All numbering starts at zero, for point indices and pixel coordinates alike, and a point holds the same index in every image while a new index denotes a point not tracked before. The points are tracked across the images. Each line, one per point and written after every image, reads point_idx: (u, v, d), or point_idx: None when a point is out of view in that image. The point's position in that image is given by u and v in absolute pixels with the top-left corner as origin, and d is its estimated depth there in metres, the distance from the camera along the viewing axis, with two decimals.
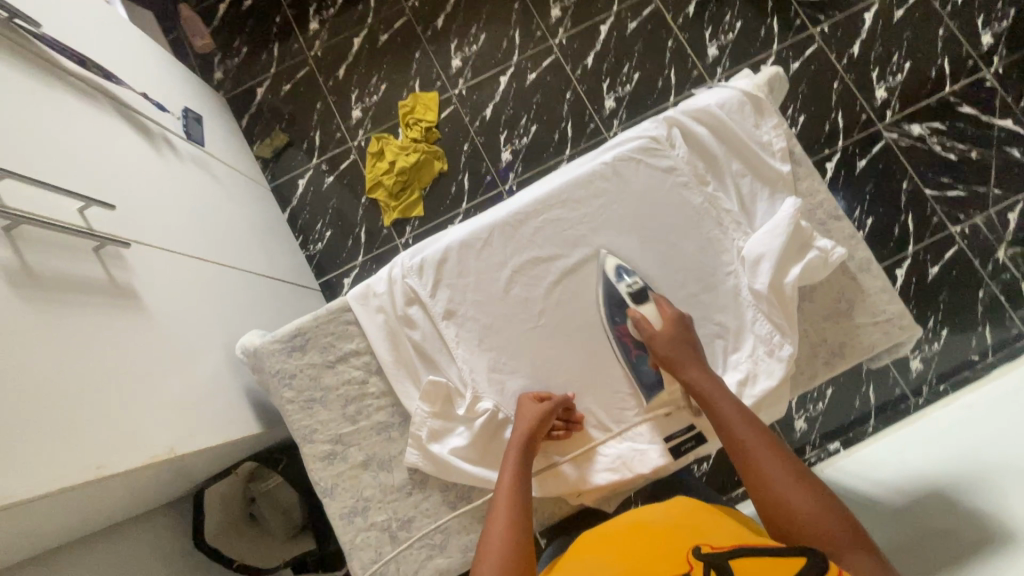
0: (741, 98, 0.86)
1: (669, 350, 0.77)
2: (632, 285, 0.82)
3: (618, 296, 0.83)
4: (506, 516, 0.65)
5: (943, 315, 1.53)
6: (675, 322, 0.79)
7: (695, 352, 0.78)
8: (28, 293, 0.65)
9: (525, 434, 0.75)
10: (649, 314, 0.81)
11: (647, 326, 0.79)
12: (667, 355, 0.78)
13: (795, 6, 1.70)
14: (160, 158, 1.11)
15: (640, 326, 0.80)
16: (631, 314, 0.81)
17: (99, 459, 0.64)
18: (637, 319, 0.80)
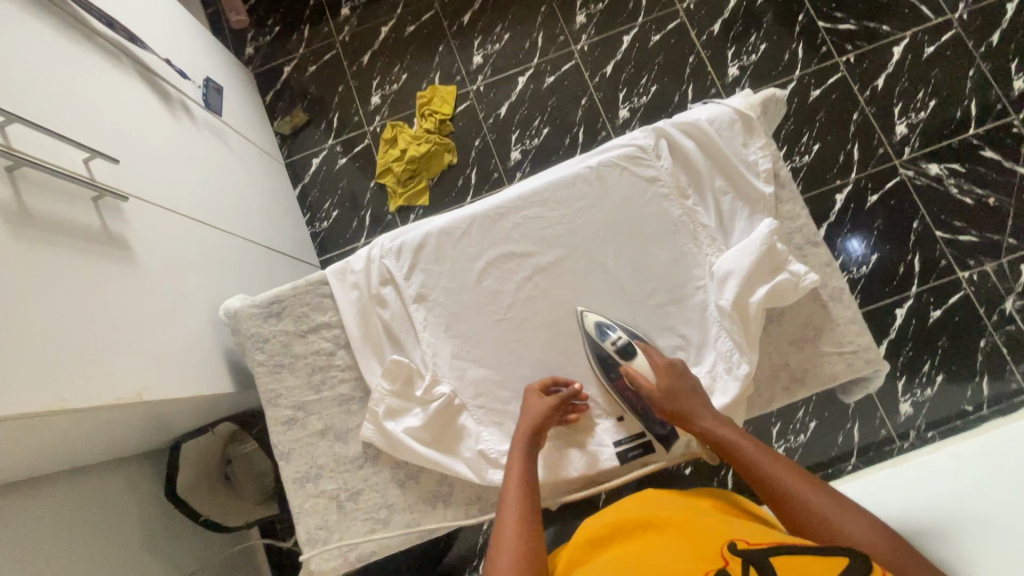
0: (733, 116, 0.86)
1: (669, 402, 0.76)
2: (618, 340, 0.81)
3: (607, 351, 0.81)
4: (514, 526, 0.66)
5: (940, 361, 1.49)
6: (672, 372, 0.78)
7: (695, 394, 0.77)
8: (19, 230, 0.69)
9: (529, 430, 0.77)
10: (642, 368, 0.79)
11: (646, 384, 0.78)
12: (669, 407, 0.77)
13: (823, 33, 1.68)
14: (176, 122, 1.16)
15: (637, 383, 0.79)
16: (625, 370, 0.80)
17: (63, 394, 0.67)
18: (635, 377, 0.79)
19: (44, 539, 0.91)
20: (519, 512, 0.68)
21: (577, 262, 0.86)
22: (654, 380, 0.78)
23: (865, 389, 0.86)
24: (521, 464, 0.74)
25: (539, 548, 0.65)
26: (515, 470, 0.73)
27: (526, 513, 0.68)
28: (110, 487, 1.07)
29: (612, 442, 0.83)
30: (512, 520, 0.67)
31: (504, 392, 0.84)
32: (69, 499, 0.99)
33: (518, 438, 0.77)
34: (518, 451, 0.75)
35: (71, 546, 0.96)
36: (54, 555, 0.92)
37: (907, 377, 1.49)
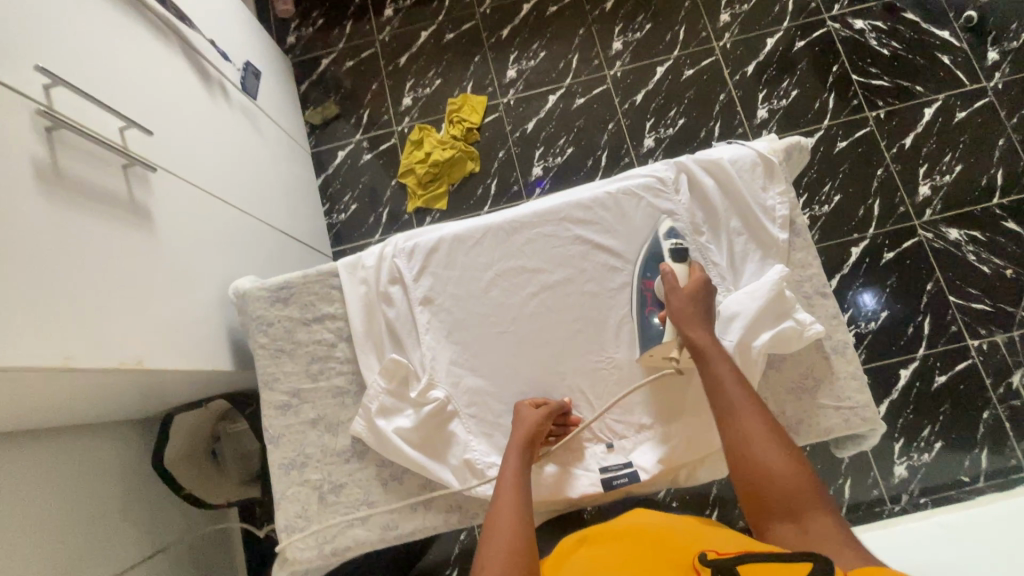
0: (755, 159, 0.87)
1: (683, 304, 0.77)
2: (675, 244, 0.82)
3: (659, 251, 0.84)
4: (509, 529, 0.65)
5: (940, 427, 1.46)
6: (703, 286, 0.78)
7: (705, 316, 0.76)
8: (49, 188, 0.72)
9: (523, 438, 0.76)
10: (677, 271, 0.80)
11: (672, 279, 0.79)
12: (679, 307, 0.77)
13: (855, 86, 1.69)
14: (212, 101, 1.19)
15: (665, 280, 0.80)
16: (663, 267, 0.81)
17: (67, 353, 0.69)
18: (666, 271, 0.80)
19: (22, 495, 0.92)
20: (508, 517, 0.66)
21: (584, 285, 0.86)
22: (681, 283, 0.79)
23: (860, 447, 0.85)
24: (514, 468, 0.73)
25: (527, 545, 0.64)
26: (508, 472, 0.73)
27: (519, 516, 0.67)
28: (99, 450, 1.09)
29: (599, 468, 0.82)
30: (506, 523, 0.66)
31: (498, 404, 0.84)
32: (53, 457, 0.99)
33: (512, 443, 0.76)
34: (512, 459, 0.74)
35: (48, 505, 0.96)
36: (31, 511, 0.93)
37: (905, 439, 1.47)
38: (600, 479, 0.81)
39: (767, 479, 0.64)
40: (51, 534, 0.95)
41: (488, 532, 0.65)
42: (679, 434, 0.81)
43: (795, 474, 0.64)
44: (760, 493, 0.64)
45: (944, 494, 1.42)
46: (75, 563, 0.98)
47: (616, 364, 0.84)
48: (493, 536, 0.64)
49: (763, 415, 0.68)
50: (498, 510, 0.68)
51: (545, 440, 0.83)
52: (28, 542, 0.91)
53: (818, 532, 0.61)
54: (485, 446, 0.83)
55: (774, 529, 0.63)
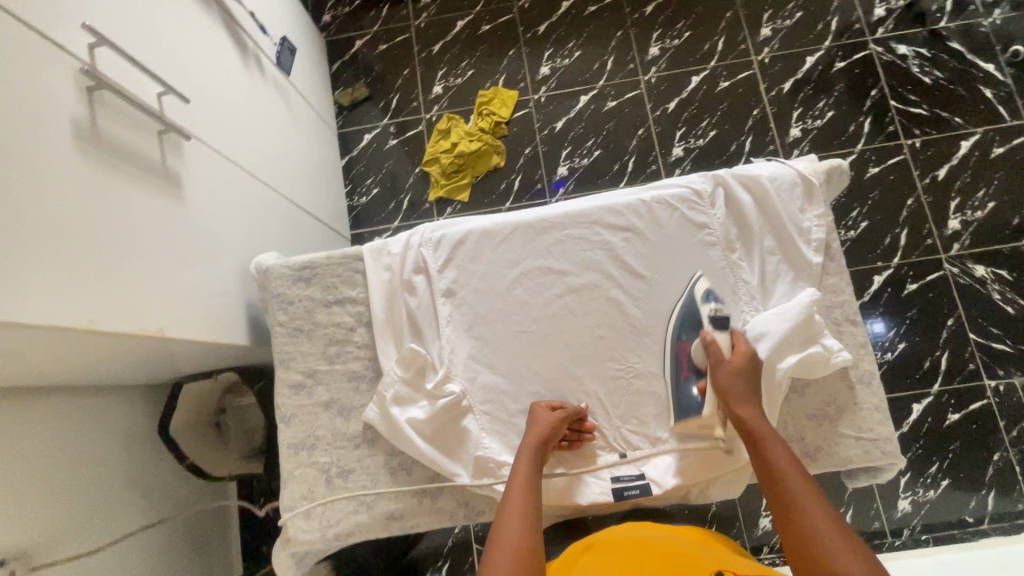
0: (794, 179, 0.86)
1: (731, 380, 0.76)
2: (713, 310, 0.82)
3: (697, 315, 0.83)
4: (518, 531, 0.64)
5: (949, 465, 1.44)
6: (749, 360, 0.77)
7: (753, 390, 0.75)
8: (88, 147, 0.72)
9: (537, 439, 0.75)
10: (723, 341, 0.79)
11: (717, 351, 0.78)
12: (727, 382, 0.76)
13: (892, 112, 1.67)
14: (248, 73, 1.18)
15: (710, 349, 0.78)
16: (705, 336, 0.79)
17: (92, 314, 0.69)
18: (709, 340, 0.79)
19: (26, 451, 0.92)
20: (522, 515, 0.66)
21: (609, 291, 0.85)
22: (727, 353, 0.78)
23: (874, 479, 0.84)
24: (528, 468, 0.73)
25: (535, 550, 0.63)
26: (521, 472, 0.72)
27: (530, 520, 0.66)
28: (109, 413, 1.09)
29: (610, 478, 0.81)
30: (515, 525, 0.65)
31: (513, 403, 0.84)
32: (65, 415, 1.00)
33: (525, 443, 0.76)
34: (526, 458, 0.74)
35: (55, 462, 0.97)
36: (37, 467, 0.93)
37: (911, 473, 1.45)
38: (610, 488, 0.80)
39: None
40: (55, 490, 0.96)
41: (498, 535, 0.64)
42: (694, 452, 0.80)
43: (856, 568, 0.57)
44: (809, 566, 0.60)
45: (947, 533, 1.40)
46: (76, 521, 0.99)
47: (635, 373, 0.83)
48: (501, 539, 0.64)
49: (830, 512, 0.63)
50: (508, 512, 0.67)
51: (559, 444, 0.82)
52: (28, 498, 0.91)
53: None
54: (496, 443, 0.82)
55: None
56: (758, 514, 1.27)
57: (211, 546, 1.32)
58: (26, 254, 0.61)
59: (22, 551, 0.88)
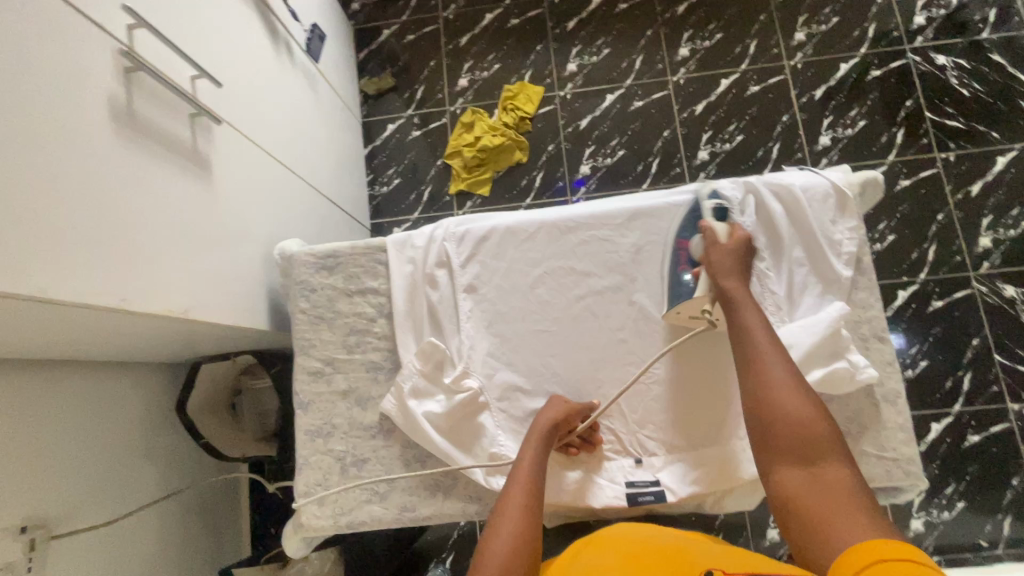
0: (828, 190, 0.84)
1: (726, 257, 0.77)
2: (716, 204, 0.82)
3: (700, 209, 0.83)
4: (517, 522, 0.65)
5: (965, 487, 1.41)
6: (743, 242, 0.78)
7: (741, 265, 0.77)
8: (123, 128, 0.73)
9: (546, 433, 0.75)
10: (720, 228, 0.79)
11: (713, 237, 0.79)
12: (717, 260, 0.77)
13: (927, 124, 1.62)
14: (278, 59, 1.18)
15: (706, 237, 0.79)
16: (704, 226, 0.80)
17: (121, 293, 0.70)
18: (706, 229, 0.79)
19: (50, 422, 0.94)
20: (523, 508, 0.66)
21: (632, 295, 0.85)
22: (724, 238, 0.79)
23: (893, 499, 0.82)
24: (533, 462, 0.72)
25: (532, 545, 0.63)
26: (525, 467, 0.71)
27: (530, 514, 0.66)
28: (129, 390, 1.12)
29: (625, 482, 0.80)
30: (515, 517, 0.65)
31: (529, 402, 0.83)
32: (88, 389, 1.02)
33: (532, 432, 0.75)
34: (530, 451, 0.73)
35: (77, 434, 0.99)
36: (59, 438, 0.95)
37: (926, 493, 1.42)
38: (624, 492, 0.80)
39: (785, 423, 0.65)
40: (75, 463, 0.98)
41: (494, 527, 0.64)
42: (711, 460, 0.79)
43: (817, 421, 0.64)
44: (776, 441, 0.65)
45: (960, 556, 1.37)
46: (95, 493, 1.01)
47: (654, 379, 0.83)
48: (499, 527, 0.64)
49: (790, 365, 0.68)
50: (508, 504, 0.67)
51: (572, 447, 0.82)
52: (50, 468, 0.93)
53: (836, 480, 0.61)
54: (511, 441, 0.82)
55: (783, 471, 0.64)
56: (767, 525, 1.26)
57: (222, 523, 1.34)
58: (61, 232, 0.62)
59: (43, 519, 0.91)
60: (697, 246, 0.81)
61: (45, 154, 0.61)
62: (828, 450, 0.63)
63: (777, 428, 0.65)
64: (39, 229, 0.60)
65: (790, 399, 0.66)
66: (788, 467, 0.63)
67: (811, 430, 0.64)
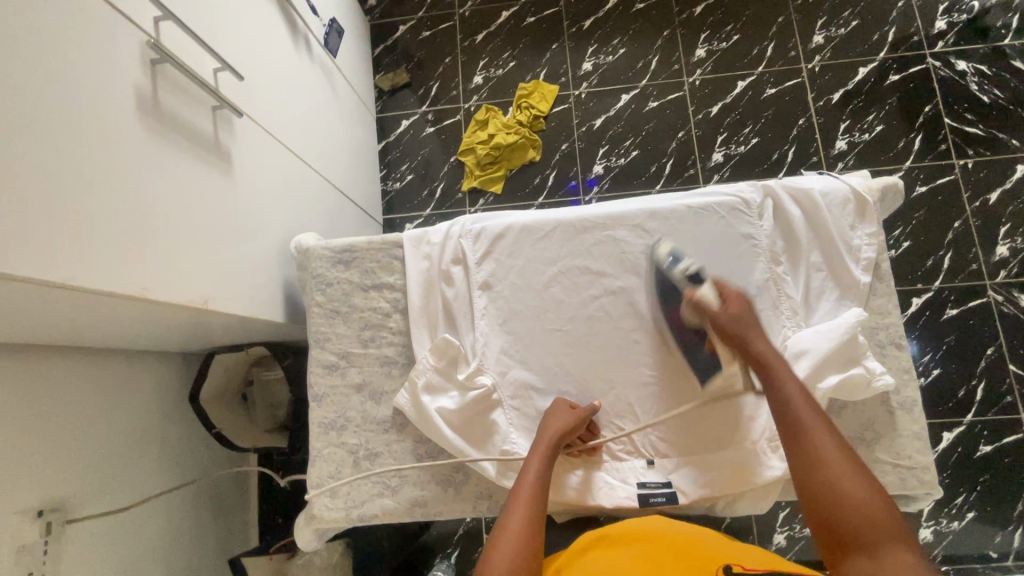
0: (847, 195, 0.84)
1: (730, 324, 0.76)
2: (687, 268, 0.80)
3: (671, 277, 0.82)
4: (520, 518, 0.67)
5: (976, 497, 1.40)
6: (739, 307, 0.76)
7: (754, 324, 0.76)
8: (149, 119, 0.74)
9: (555, 436, 0.75)
10: (708, 295, 0.78)
11: (705, 309, 0.77)
12: (726, 327, 0.76)
13: (946, 130, 1.61)
14: (297, 54, 1.19)
15: (697, 307, 0.78)
16: (688, 297, 0.79)
17: (144, 282, 0.70)
18: (692, 301, 0.78)
19: (68, 408, 0.95)
20: (527, 506, 0.68)
21: (647, 296, 0.85)
22: (716, 306, 0.77)
23: (905, 508, 0.82)
24: (539, 463, 0.73)
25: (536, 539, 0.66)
26: (532, 469, 0.73)
27: (531, 527, 0.66)
28: (145, 378, 1.13)
29: (636, 483, 0.81)
30: (520, 513, 0.67)
31: (542, 400, 0.84)
32: (106, 377, 1.04)
33: (539, 446, 0.75)
34: (536, 455, 0.74)
35: (94, 421, 1.00)
36: (77, 425, 0.97)
37: (936, 503, 1.41)
38: (635, 493, 0.80)
39: (842, 505, 0.62)
40: (92, 449, 1.00)
41: (499, 536, 0.65)
42: (725, 463, 0.79)
43: (876, 504, 0.61)
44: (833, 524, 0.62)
45: (969, 566, 1.36)
46: (111, 479, 1.03)
47: (667, 381, 0.83)
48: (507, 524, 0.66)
49: (839, 442, 0.66)
50: (511, 516, 0.67)
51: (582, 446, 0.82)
52: (68, 454, 0.95)
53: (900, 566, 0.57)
54: (524, 439, 0.82)
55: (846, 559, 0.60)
56: (774, 529, 1.26)
57: (232, 512, 1.35)
58: (87, 222, 0.63)
59: (60, 503, 0.92)
60: (692, 315, 0.80)
61: (74, 144, 0.62)
62: (891, 535, 0.59)
63: (834, 511, 0.62)
64: (66, 218, 0.61)
65: (846, 479, 0.63)
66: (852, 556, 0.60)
67: (871, 512, 0.61)
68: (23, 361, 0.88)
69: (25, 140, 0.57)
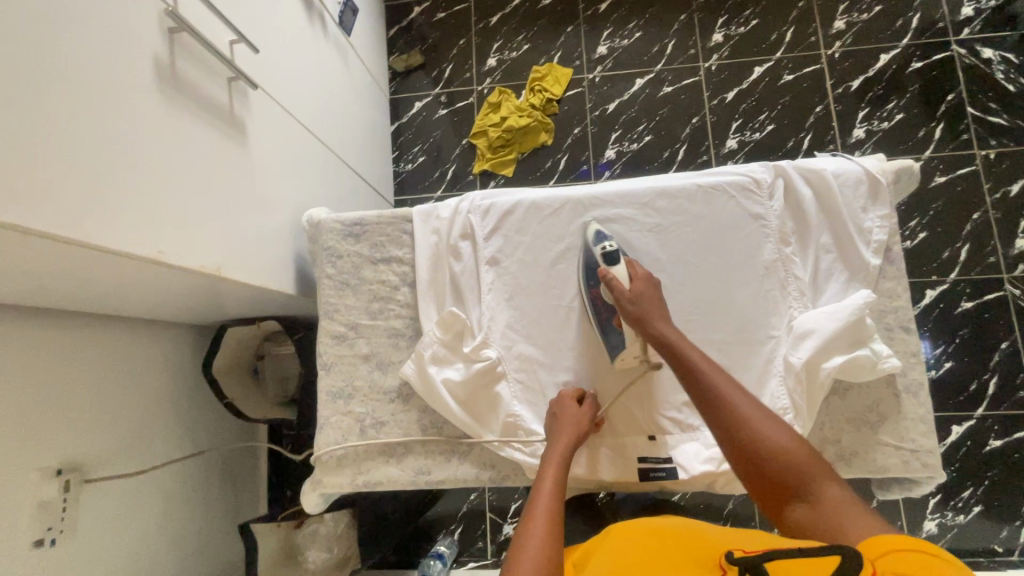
0: (860, 176, 0.83)
1: (635, 303, 0.76)
2: (607, 248, 0.81)
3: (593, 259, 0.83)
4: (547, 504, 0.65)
5: (983, 492, 1.39)
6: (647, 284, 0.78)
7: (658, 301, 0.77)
8: (166, 87, 0.75)
9: (574, 433, 0.75)
10: (619, 275, 0.79)
11: (616, 286, 0.77)
12: (631, 309, 0.76)
13: (968, 120, 1.57)
14: (311, 30, 1.20)
15: (610, 287, 0.78)
16: (603, 275, 0.79)
17: (160, 245, 0.72)
18: (608, 280, 0.79)
19: (86, 373, 0.98)
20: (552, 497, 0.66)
21: (654, 275, 0.85)
22: (626, 284, 0.78)
23: (906, 492, 0.82)
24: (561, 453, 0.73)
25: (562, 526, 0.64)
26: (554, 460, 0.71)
27: (553, 512, 0.64)
28: (159, 347, 1.15)
29: (636, 457, 0.82)
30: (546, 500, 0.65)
31: (546, 375, 0.85)
32: (124, 343, 1.07)
33: (559, 439, 0.74)
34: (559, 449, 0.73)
35: (110, 386, 1.03)
36: (94, 389, 1.00)
37: (942, 496, 1.40)
38: (637, 469, 0.81)
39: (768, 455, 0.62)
40: (109, 413, 1.03)
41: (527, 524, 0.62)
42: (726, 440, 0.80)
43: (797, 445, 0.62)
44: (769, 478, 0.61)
45: (974, 559, 1.36)
46: (127, 442, 1.06)
47: None
48: (535, 512, 0.63)
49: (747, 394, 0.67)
50: (536, 504, 0.65)
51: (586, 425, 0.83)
52: (85, 415, 0.98)
53: (832, 499, 0.57)
54: (527, 411, 0.83)
55: (790, 510, 0.59)
56: None
57: (242, 482, 1.39)
58: (104, 184, 0.65)
59: (77, 463, 0.96)
60: (607, 295, 0.80)
61: (91, 106, 0.64)
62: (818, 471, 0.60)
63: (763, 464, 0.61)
64: (85, 178, 0.62)
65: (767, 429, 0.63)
66: (790, 502, 0.59)
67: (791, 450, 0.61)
68: (43, 323, 0.91)
69: (44, 98, 0.58)
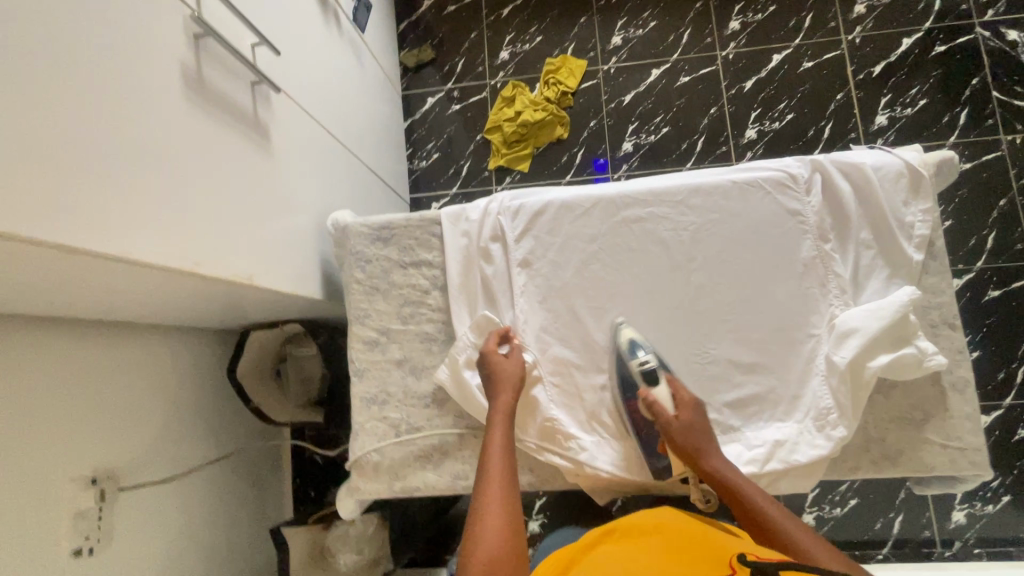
0: (901, 169, 0.81)
1: (684, 437, 0.74)
2: (644, 363, 0.78)
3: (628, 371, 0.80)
4: (496, 523, 0.65)
5: (1012, 481, 1.38)
6: (690, 412, 0.76)
7: (704, 432, 0.75)
8: (194, 96, 0.74)
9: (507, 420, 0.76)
10: (661, 396, 0.77)
11: (658, 410, 0.76)
12: (679, 441, 0.75)
13: (993, 104, 1.54)
14: (327, 28, 1.18)
15: (651, 409, 0.77)
16: (643, 395, 0.77)
17: (196, 257, 0.72)
18: (648, 401, 0.77)
19: (115, 382, 0.98)
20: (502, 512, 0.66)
21: (690, 275, 0.84)
22: (671, 413, 0.76)
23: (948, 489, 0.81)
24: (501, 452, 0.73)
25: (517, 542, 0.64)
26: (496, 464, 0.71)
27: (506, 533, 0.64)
28: (184, 354, 1.15)
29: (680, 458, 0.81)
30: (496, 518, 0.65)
31: (583, 377, 0.84)
32: (150, 351, 1.07)
33: (495, 437, 0.74)
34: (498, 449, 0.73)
35: (139, 393, 1.04)
36: (123, 398, 1.00)
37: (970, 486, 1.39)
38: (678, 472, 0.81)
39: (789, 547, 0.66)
40: (140, 419, 1.03)
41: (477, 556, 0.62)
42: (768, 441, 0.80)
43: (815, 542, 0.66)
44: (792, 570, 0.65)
45: (1003, 549, 1.35)
46: (157, 448, 1.06)
47: (710, 361, 0.82)
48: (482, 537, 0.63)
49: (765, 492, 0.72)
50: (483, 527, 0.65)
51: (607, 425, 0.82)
52: (116, 423, 0.98)
53: None
54: (563, 415, 0.83)
55: None
56: None
57: (268, 484, 1.40)
58: (138, 198, 0.64)
59: (110, 471, 0.96)
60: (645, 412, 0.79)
61: (123, 119, 0.63)
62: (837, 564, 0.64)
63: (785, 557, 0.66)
64: (119, 193, 0.62)
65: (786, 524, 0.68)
66: None
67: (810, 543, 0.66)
68: (72, 334, 0.91)
69: (78, 113, 0.57)
